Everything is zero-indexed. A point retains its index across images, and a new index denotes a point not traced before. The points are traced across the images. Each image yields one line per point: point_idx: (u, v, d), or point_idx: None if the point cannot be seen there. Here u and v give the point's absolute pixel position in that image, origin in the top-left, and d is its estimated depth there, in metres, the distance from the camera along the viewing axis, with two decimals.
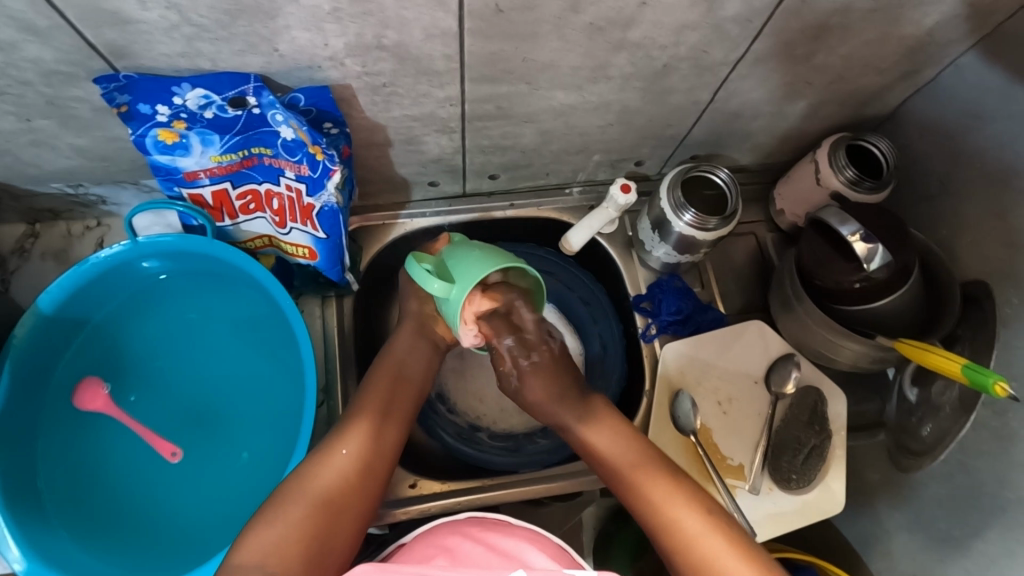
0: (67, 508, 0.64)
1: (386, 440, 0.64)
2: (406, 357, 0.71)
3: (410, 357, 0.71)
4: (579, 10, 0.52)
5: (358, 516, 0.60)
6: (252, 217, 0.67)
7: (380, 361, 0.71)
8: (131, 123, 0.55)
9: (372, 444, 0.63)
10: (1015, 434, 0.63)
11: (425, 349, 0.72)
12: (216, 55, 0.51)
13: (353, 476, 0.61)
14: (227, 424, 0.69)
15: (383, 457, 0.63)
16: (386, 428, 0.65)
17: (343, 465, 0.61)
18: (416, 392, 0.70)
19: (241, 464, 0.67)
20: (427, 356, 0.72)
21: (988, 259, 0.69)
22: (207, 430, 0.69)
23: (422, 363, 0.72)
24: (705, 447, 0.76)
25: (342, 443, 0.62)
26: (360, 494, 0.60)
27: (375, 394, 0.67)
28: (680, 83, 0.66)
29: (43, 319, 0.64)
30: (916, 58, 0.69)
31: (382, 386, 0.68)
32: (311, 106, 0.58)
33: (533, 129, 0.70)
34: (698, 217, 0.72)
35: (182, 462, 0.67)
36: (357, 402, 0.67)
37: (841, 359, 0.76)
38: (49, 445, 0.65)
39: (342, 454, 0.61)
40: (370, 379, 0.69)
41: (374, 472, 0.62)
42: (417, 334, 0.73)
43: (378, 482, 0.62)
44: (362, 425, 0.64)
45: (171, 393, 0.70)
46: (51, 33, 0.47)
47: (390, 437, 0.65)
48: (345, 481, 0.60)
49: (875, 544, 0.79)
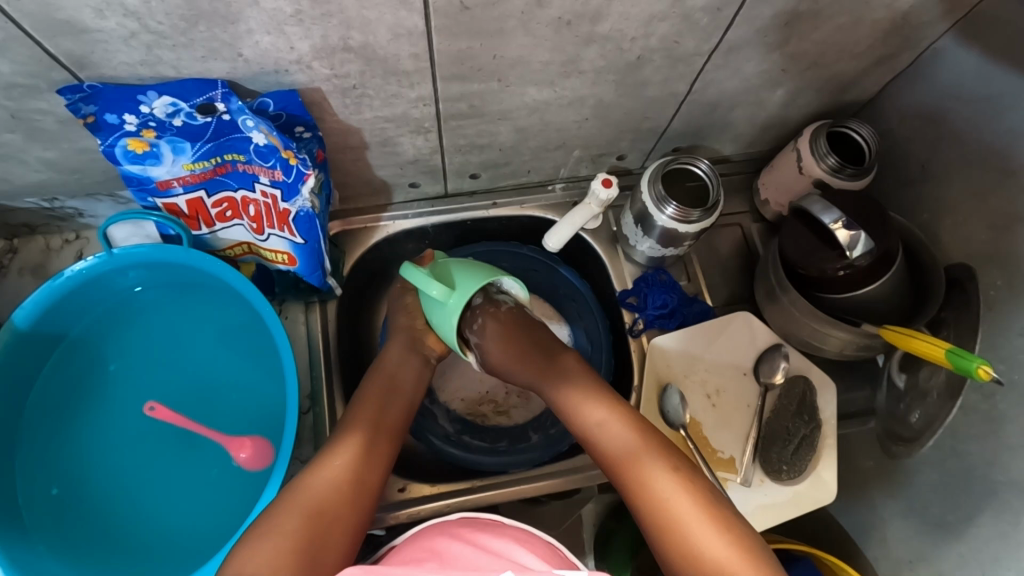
0: (114, 556, 0.63)
1: (379, 456, 0.64)
2: (396, 369, 0.72)
3: (400, 370, 0.72)
4: (544, 5, 0.52)
5: (355, 523, 0.59)
6: (230, 224, 0.66)
7: (371, 375, 0.72)
8: (99, 133, 0.54)
9: (365, 457, 0.63)
10: (1004, 416, 0.62)
11: (416, 363, 0.74)
12: (178, 62, 0.51)
13: (346, 488, 0.60)
14: (222, 423, 0.69)
15: (374, 471, 0.63)
16: (377, 443, 0.65)
17: (338, 476, 0.60)
18: (407, 405, 0.71)
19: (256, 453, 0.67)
20: (418, 370, 0.74)
21: (971, 240, 0.68)
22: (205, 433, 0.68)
23: (412, 375, 0.73)
24: (695, 440, 0.75)
25: (335, 456, 0.62)
26: (353, 504, 0.60)
27: (365, 410, 0.67)
28: (654, 75, 0.65)
29: (19, 336, 0.63)
30: (893, 41, 0.68)
31: (373, 397, 0.69)
32: (280, 111, 0.58)
33: (509, 127, 0.70)
34: (681, 210, 0.71)
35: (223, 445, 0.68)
36: (349, 417, 0.66)
37: (829, 347, 0.75)
38: (43, 497, 0.64)
39: (337, 466, 0.61)
40: (362, 393, 0.69)
41: (367, 484, 0.62)
42: (408, 348, 0.74)
43: (371, 495, 0.62)
44: (353, 440, 0.64)
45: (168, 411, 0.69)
46: (7, 45, 0.46)
47: (380, 453, 0.65)
48: (339, 492, 0.59)
49: (872, 533, 0.78)
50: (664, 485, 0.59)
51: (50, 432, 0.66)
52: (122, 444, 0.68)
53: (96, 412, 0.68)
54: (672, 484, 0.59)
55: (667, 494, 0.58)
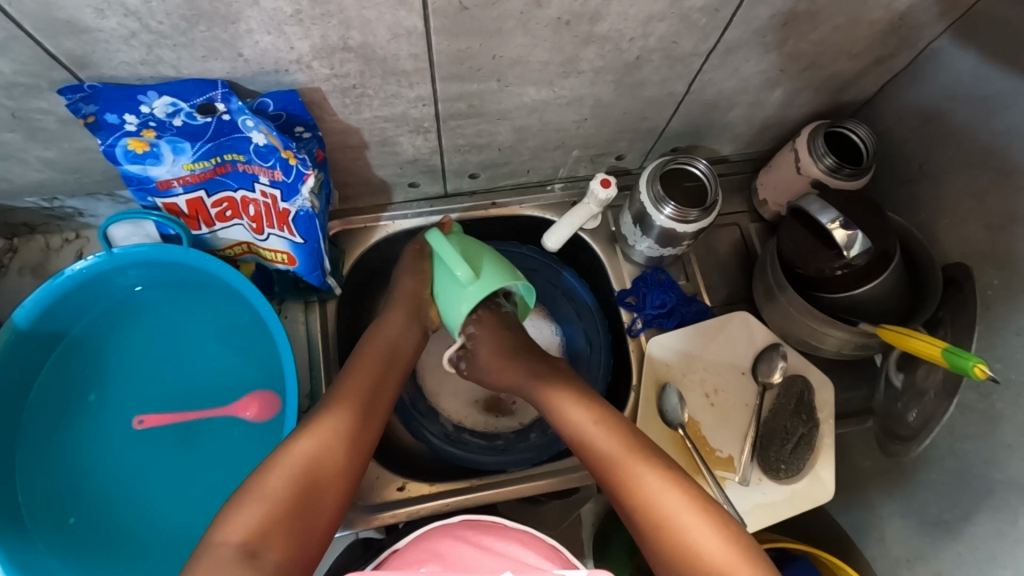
0: (113, 555, 0.63)
1: (372, 419, 0.64)
2: (396, 337, 0.71)
3: (400, 338, 0.71)
4: (543, 5, 0.52)
5: (345, 487, 0.60)
6: (230, 224, 0.67)
7: (368, 336, 0.71)
8: (100, 133, 0.54)
9: (358, 420, 0.63)
10: (1001, 415, 0.62)
11: (415, 335, 0.73)
12: (178, 62, 0.51)
13: (339, 449, 0.60)
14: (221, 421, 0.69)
15: (367, 432, 0.63)
16: (371, 403, 0.65)
17: (330, 437, 0.60)
18: (402, 372, 0.70)
19: (257, 452, 0.68)
20: (417, 340, 0.73)
21: (968, 240, 0.69)
22: (205, 428, 0.69)
23: (412, 346, 0.72)
24: (694, 439, 0.75)
25: (328, 415, 0.61)
26: (344, 465, 0.60)
27: (362, 370, 0.67)
28: (653, 75, 0.66)
29: (19, 335, 0.64)
30: (891, 42, 0.68)
31: (370, 362, 0.68)
32: (280, 111, 0.58)
33: (508, 126, 0.70)
34: (679, 210, 0.71)
35: (225, 434, 0.69)
36: (345, 375, 0.66)
37: (827, 346, 0.75)
38: (42, 495, 0.64)
39: (328, 426, 0.61)
40: (359, 353, 0.69)
41: (358, 445, 0.62)
42: (410, 317, 0.73)
43: (361, 456, 0.62)
44: (349, 399, 0.64)
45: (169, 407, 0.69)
46: (8, 45, 0.46)
47: (374, 417, 0.65)
48: (329, 451, 0.59)
49: (870, 532, 0.78)
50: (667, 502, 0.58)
51: (50, 431, 0.66)
52: (122, 442, 0.68)
53: (95, 411, 0.68)
54: (682, 505, 0.58)
55: (670, 510, 0.57)
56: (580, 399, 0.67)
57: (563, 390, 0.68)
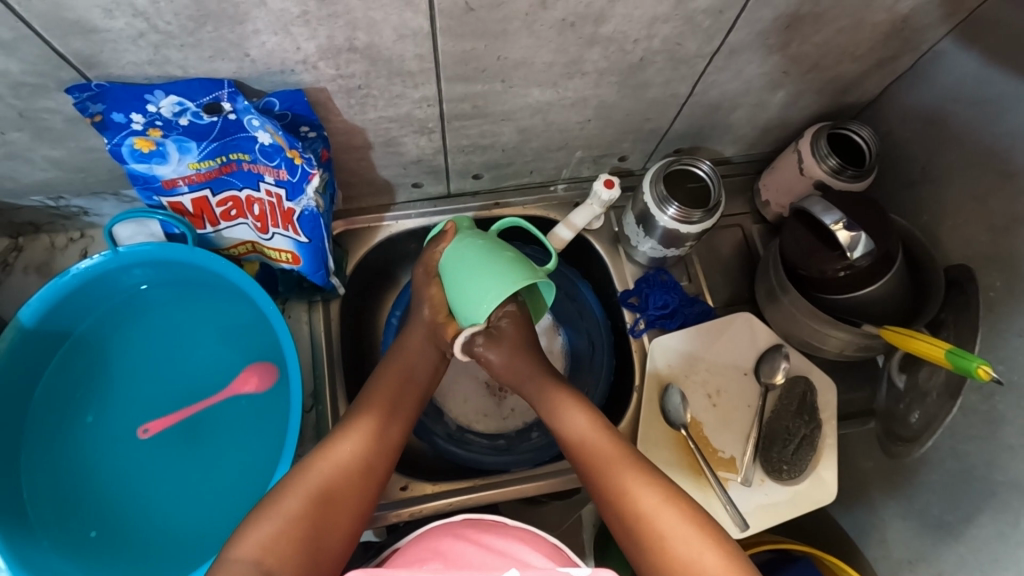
0: (116, 555, 0.63)
1: (389, 439, 0.64)
2: (411, 358, 0.69)
3: (417, 360, 0.69)
4: (548, 7, 0.52)
5: (359, 510, 0.60)
6: (234, 223, 0.67)
7: (388, 359, 0.70)
8: (106, 132, 0.55)
9: (376, 441, 0.62)
10: (1003, 417, 0.63)
11: (434, 356, 0.70)
12: (185, 62, 0.51)
13: (356, 474, 0.60)
14: (225, 414, 0.69)
15: (385, 454, 0.63)
16: (390, 423, 0.65)
17: (348, 462, 0.60)
18: (421, 393, 0.69)
19: (260, 445, 0.68)
20: (435, 362, 0.70)
21: (971, 242, 0.69)
22: (209, 421, 0.69)
23: (430, 367, 0.70)
24: (696, 440, 0.75)
25: (346, 439, 0.61)
26: (361, 489, 0.60)
27: (382, 391, 0.66)
28: (656, 76, 0.66)
29: (24, 334, 0.64)
30: (894, 44, 0.69)
31: (390, 383, 0.67)
32: (287, 110, 0.58)
33: (512, 127, 0.70)
34: (682, 211, 0.71)
35: (229, 425, 0.69)
36: (366, 395, 0.66)
37: (829, 347, 0.76)
38: (47, 494, 0.65)
39: (346, 451, 0.60)
40: (380, 374, 0.69)
41: (375, 470, 0.61)
42: (428, 339, 0.69)
43: (377, 482, 0.61)
44: (368, 421, 0.63)
45: (173, 403, 0.70)
46: (16, 44, 0.47)
47: (392, 438, 0.64)
48: (346, 477, 0.59)
49: (872, 534, 0.78)
50: (672, 521, 0.57)
51: (54, 430, 0.67)
52: (127, 440, 0.68)
53: (99, 410, 0.68)
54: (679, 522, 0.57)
55: (671, 530, 0.57)
56: (583, 408, 0.66)
57: (565, 398, 0.67)
